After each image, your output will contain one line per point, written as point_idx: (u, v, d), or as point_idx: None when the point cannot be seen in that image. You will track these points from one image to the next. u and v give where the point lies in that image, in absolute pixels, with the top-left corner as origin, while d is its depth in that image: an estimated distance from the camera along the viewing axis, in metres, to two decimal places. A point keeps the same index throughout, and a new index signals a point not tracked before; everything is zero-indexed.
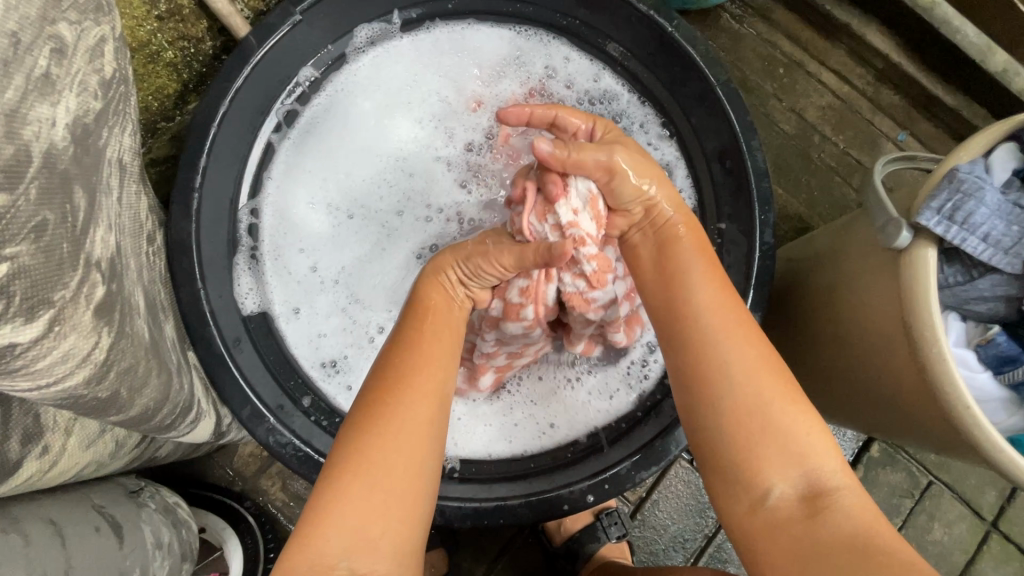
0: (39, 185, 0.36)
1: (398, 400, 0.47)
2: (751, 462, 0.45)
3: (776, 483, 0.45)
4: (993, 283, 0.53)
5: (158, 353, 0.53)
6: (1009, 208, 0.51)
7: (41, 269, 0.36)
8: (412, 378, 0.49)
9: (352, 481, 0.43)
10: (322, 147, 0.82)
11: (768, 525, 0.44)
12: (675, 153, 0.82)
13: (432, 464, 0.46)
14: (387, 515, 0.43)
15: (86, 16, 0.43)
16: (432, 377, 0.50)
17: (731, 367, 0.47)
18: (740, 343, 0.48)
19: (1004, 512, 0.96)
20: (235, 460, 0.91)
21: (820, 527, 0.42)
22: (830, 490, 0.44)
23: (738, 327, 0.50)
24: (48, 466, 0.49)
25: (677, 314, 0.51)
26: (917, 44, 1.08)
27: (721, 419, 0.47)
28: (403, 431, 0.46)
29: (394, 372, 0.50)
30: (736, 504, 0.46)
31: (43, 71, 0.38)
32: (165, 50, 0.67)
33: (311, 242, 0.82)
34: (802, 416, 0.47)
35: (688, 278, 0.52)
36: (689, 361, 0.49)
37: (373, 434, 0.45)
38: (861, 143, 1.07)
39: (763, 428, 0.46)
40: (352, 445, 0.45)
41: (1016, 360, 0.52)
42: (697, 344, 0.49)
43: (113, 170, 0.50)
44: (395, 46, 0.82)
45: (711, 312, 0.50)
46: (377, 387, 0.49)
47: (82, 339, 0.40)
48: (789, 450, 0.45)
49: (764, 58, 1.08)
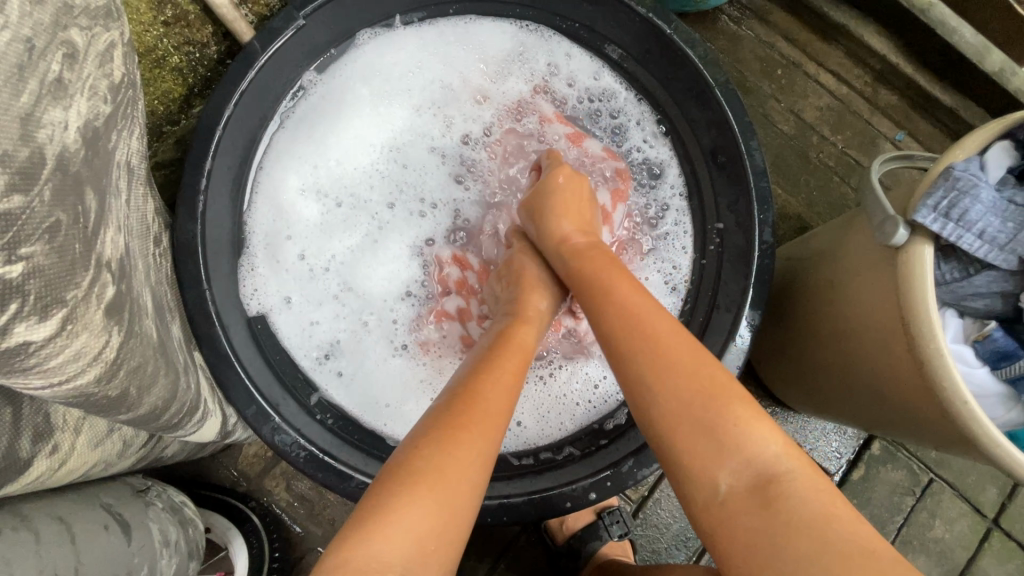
0: (52, 187, 0.37)
1: (479, 424, 0.48)
2: (693, 456, 0.46)
3: (721, 477, 0.45)
4: (989, 280, 0.54)
5: (166, 352, 0.54)
6: (1005, 205, 0.52)
7: (54, 268, 0.36)
8: (488, 400, 0.50)
9: (424, 492, 0.44)
10: (318, 134, 0.82)
11: (723, 519, 0.44)
12: (665, 147, 0.84)
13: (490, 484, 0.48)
14: (448, 528, 0.43)
15: (96, 22, 0.44)
16: (506, 402, 0.52)
17: (656, 366, 0.49)
18: (668, 342, 0.51)
19: (1005, 510, 0.96)
20: (239, 461, 0.91)
21: (775, 518, 0.42)
22: (781, 478, 0.44)
23: (664, 328, 0.52)
24: (58, 464, 0.49)
25: (603, 325, 0.54)
26: (914, 45, 1.09)
27: (657, 417, 0.48)
28: (479, 456, 0.47)
29: (475, 394, 0.51)
30: (689, 501, 0.46)
31: (56, 76, 0.39)
32: (171, 55, 0.68)
33: (301, 231, 0.82)
34: (744, 407, 0.47)
35: (612, 290, 0.56)
36: (620, 369, 0.52)
37: (453, 453, 0.46)
38: (859, 143, 1.08)
39: (698, 422, 0.46)
40: (433, 456, 0.45)
41: (1012, 356, 0.53)
42: (622, 348, 0.52)
43: (121, 173, 0.51)
44: (396, 36, 0.83)
45: (639, 316, 0.53)
46: (459, 403, 0.50)
47: (94, 338, 0.40)
48: (731, 445, 0.45)
49: (762, 59, 1.09)
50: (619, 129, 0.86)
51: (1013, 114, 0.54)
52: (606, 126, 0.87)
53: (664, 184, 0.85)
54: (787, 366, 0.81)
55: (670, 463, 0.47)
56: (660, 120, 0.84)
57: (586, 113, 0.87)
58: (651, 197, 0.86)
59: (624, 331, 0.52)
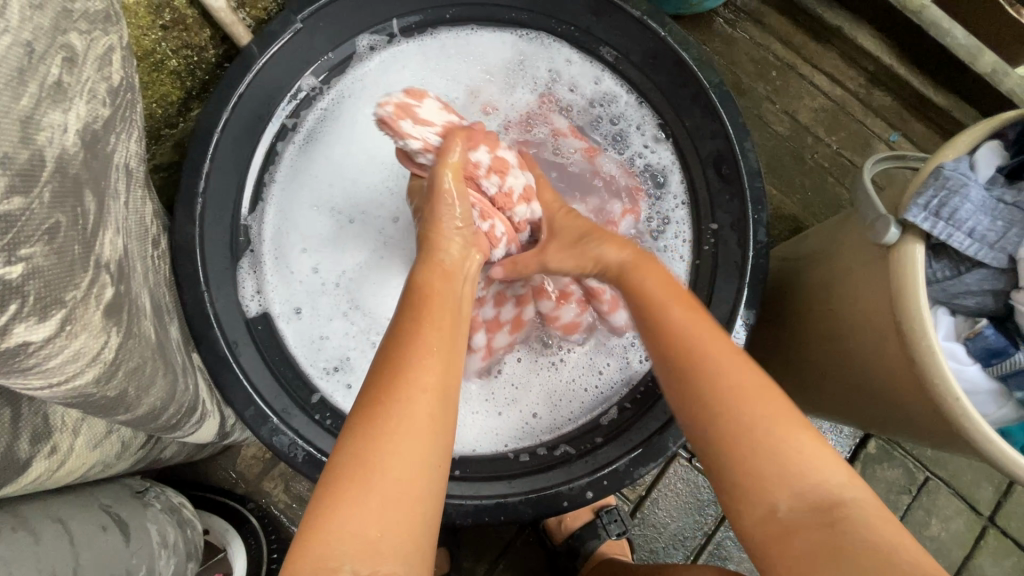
0: (51, 189, 0.37)
1: (395, 400, 0.47)
2: (756, 482, 0.46)
3: (783, 498, 0.45)
4: (980, 277, 0.54)
5: (164, 353, 0.54)
6: (993, 204, 0.53)
7: (53, 269, 0.37)
8: (407, 372, 0.49)
9: (352, 484, 0.44)
10: (330, 153, 0.84)
11: (781, 535, 0.45)
12: (669, 151, 0.83)
13: (437, 457, 0.47)
14: (394, 517, 0.44)
15: (95, 26, 0.45)
16: (430, 367, 0.50)
17: (717, 392, 0.49)
18: (733, 369, 0.50)
19: (1001, 507, 0.96)
20: (238, 463, 0.91)
21: (838, 541, 0.43)
22: (845, 502, 0.45)
23: (724, 352, 0.51)
24: (56, 465, 0.50)
25: (662, 352, 0.53)
26: (907, 46, 1.10)
27: (721, 445, 0.48)
28: (399, 434, 0.46)
29: (388, 369, 0.49)
30: (744, 521, 0.47)
31: (55, 79, 0.39)
32: (169, 58, 0.69)
33: (316, 247, 0.83)
34: (808, 435, 0.47)
35: (667, 312, 0.55)
36: (679, 395, 0.51)
37: (372, 438, 0.45)
38: (853, 144, 1.09)
39: (762, 448, 0.46)
40: (351, 449, 0.45)
41: (1004, 352, 0.54)
42: (685, 374, 0.51)
43: (120, 175, 0.51)
44: (400, 50, 0.84)
45: (697, 342, 0.52)
46: (373, 385, 0.49)
47: (93, 338, 0.41)
48: (797, 468, 0.46)
49: (758, 61, 1.10)
50: (620, 136, 0.86)
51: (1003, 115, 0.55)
52: (608, 133, 0.86)
53: (668, 195, 0.84)
54: (779, 370, 0.83)
55: (731, 487, 0.47)
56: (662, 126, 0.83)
57: (589, 120, 0.87)
58: (657, 208, 0.85)
59: (683, 356, 0.52)
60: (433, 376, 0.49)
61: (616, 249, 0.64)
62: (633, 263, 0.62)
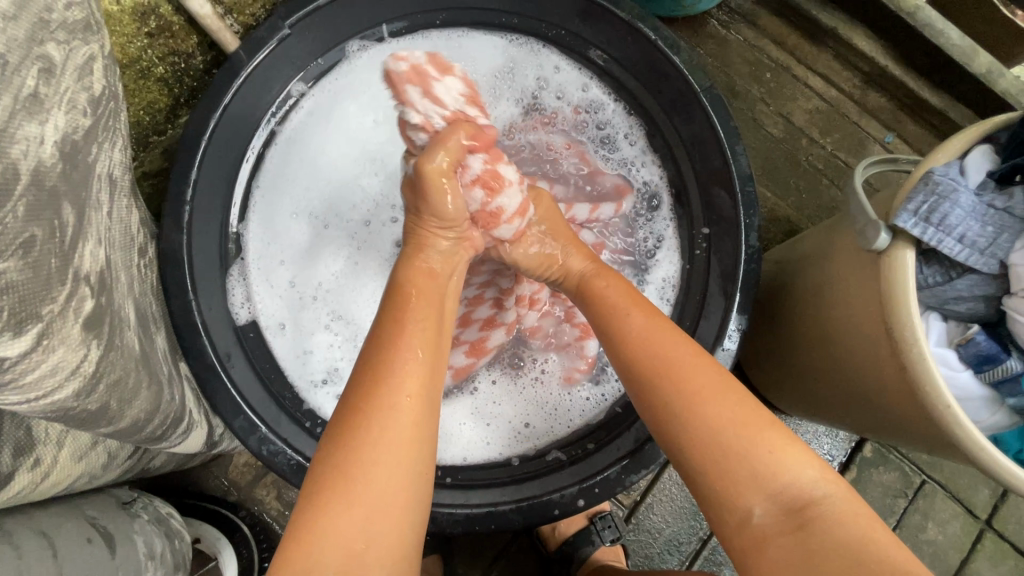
0: (26, 203, 0.37)
1: (373, 406, 0.47)
2: (727, 484, 0.46)
3: (756, 504, 0.45)
4: (971, 283, 0.54)
5: (149, 364, 0.54)
6: (984, 209, 0.52)
7: (27, 284, 0.36)
8: (388, 376, 0.48)
9: (334, 493, 0.44)
10: (307, 154, 0.83)
11: (760, 541, 0.44)
12: (655, 163, 0.84)
13: (421, 461, 0.47)
14: (376, 527, 0.43)
15: (74, 35, 0.44)
16: (411, 370, 0.49)
17: (682, 396, 0.50)
18: (697, 372, 0.51)
19: (998, 511, 0.96)
20: (230, 471, 0.91)
21: (811, 543, 0.42)
22: (817, 500, 0.44)
23: (689, 355, 0.53)
24: (40, 478, 0.49)
25: (624, 360, 0.55)
26: (902, 47, 1.09)
27: (687, 448, 0.49)
28: (379, 440, 0.45)
29: (367, 374, 0.49)
30: (723, 527, 0.47)
31: (31, 90, 0.39)
32: (155, 66, 0.68)
33: (291, 251, 0.83)
34: (775, 434, 0.47)
35: (627, 323, 0.57)
36: (645, 401, 0.52)
37: (352, 446, 0.45)
38: (848, 145, 1.08)
39: (732, 451, 0.47)
40: (331, 459, 0.45)
41: (996, 359, 0.53)
42: (647, 380, 0.52)
43: (103, 185, 0.51)
44: (391, 50, 0.83)
45: (656, 349, 0.54)
46: (352, 392, 0.48)
47: (71, 352, 0.40)
48: (765, 472, 0.45)
49: (751, 63, 1.09)
50: (607, 141, 0.87)
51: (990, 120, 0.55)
52: (594, 138, 0.87)
53: (659, 216, 0.84)
54: (774, 374, 0.82)
55: (705, 490, 0.47)
56: (647, 138, 0.84)
57: (574, 127, 0.87)
58: (648, 228, 0.86)
59: (646, 363, 0.53)
60: (415, 378, 0.49)
61: (580, 259, 0.68)
62: (594, 273, 0.65)
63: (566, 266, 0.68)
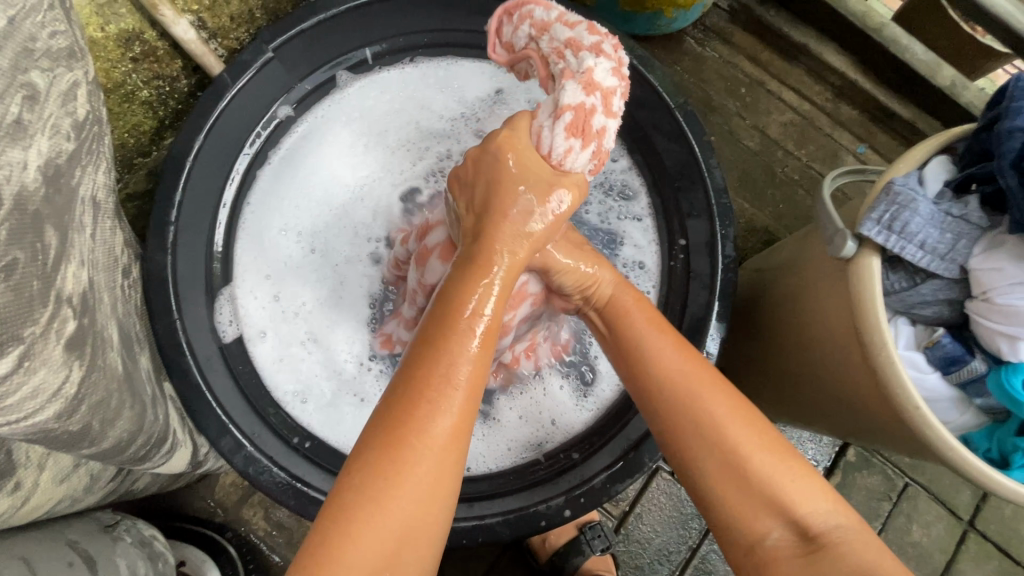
0: (9, 226, 0.37)
1: (414, 442, 0.40)
2: (744, 510, 0.46)
3: (773, 528, 0.45)
4: (934, 288, 0.56)
5: (132, 384, 0.54)
6: (942, 216, 0.54)
7: (10, 307, 0.37)
8: (437, 395, 0.42)
9: (364, 529, 0.39)
10: (297, 174, 0.84)
11: (772, 562, 0.45)
12: (638, 181, 0.85)
13: (452, 495, 0.42)
14: (400, 563, 0.39)
15: (59, 63, 0.46)
16: (457, 402, 0.42)
17: (711, 430, 0.47)
18: (723, 407, 0.48)
19: (980, 511, 0.98)
20: (216, 491, 0.90)
21: (826, 565, 0.43)
22: (828, 531, 0.45)
23: (710, 385, 0.49)
24: (19, 502, 0.49)
25: (643, 388, 0.52)
26: (869, 62, 1.14)
27: (712, 480, 0.47)
28: (416, 477, 0.40)
29: (405, 399, 0.41)
30: (736, 548, 0.47)
31: (15, 117, 0.40)
32: (140, 89, 0.70)
33: (279, 269, 0.83)
34: (791, 463, 0.47)
35: (657, 348, 0.52)
36: (666, 426, 0.50)
37: (384, 482, 0.39)
38: (822, 156, 1.12)
39: (752, 480, 0.46)
40: (357, 490, 0.40)
41: (961, 360, 0.55)
42: (670, 415, 0.49)
43: (86, 208, 0.52)
44: (378, 76, 0.85)
45: (684, 378, 0.50)
46: (387, 417, 0.41)
47: (53, 373, 0.41)
48: (782, 500, 0.45)
49: (727, 78, 1.13)
50: None
51: (930, 138, 0.59)
52: None
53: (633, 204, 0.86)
54: (759, 385, 0.83)
55: (717, 515, 0.47)
56: (630, 155, 0.85)
57: None
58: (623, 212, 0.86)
59: (673, 392, 0.49)
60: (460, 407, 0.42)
61: (609, 270, 0.59)
62: (622, 287, 0.58)
63: (591, 277, 0.58)
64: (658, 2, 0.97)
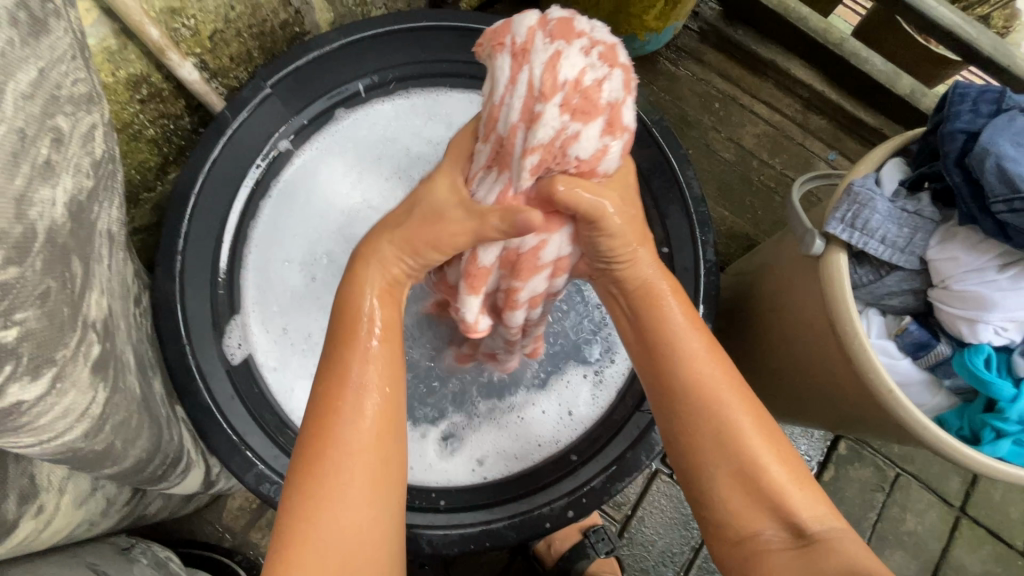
0: (43, 258, 0.40)
1: (332, 446, 0.44)
2: (742, 512, 0.48)
3: (767, 527, 0.48)
4: (898, 279, 0.60)
5: (149, 406, 0.57)
6: (900, 213, 0.59)
7: (45, 330, 0.40)
8: (344, 411, 0.45)
9: (317, 533, 0.42)
10: (297, 206, 0.88)
11: (764, 556, 0.48)
12: None
13: (389, 494, 0.46)
14: (352, 562, 0.42)
15: (80, 107, 0.49)
16: (372, 404, 0.46)
17: (724, 435, 0.49)
18: (738, 407, 0.50)
19: (970, 497, 1.01)
20: (224, 516, 0.92)
21: (817, 561, 0.45)
22: (827, 533, 0.47)
23: (730, 391, 0.51)
24: (42, 525, 0.50)
25: (664, 386, 0.53)
26: (834, 75, 1.21)
27: (721, 483, 0.49)
28: (347, 478, 0.44)
29: (324, 406, 0.46)
30: (725, 545, 0.50)
31: (45, 159, 0.43)
32: (147, 128, 0.74)
33: (286, 300, 0.86)
34: (792, 467, 0.50)
35: (685, 344, 0.53)
36: (683, 429, 0.51)
37: (322, 486, 0.43)
38: (796, 164, 1.18)
39: (760, 484, 0.48)
40: (298, 498, 0.43)
41: (928, 345, 0.59)
42: (684, 417, 0.51)
43: (103, 240, 0.55)
44: (371, 107, 0.90)
45: (710, 381, 0.51)
46: (312, 427, 0.45)
47: (81, 394, 0.43)
48: (774, 504, 0.48)
49: (701, 95, 1.19)
50: None
51: (881, 144, 0.64)
52: None
53: None
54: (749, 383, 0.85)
55: (716, 513, 0.50)
56: None
57: None
58: None
59: (694, 398, 0.51)
60: (376, 412, 0.46)
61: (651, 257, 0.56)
62: (661, 278, 0.56)
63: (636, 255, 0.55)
64: (631, 27, 1.04)
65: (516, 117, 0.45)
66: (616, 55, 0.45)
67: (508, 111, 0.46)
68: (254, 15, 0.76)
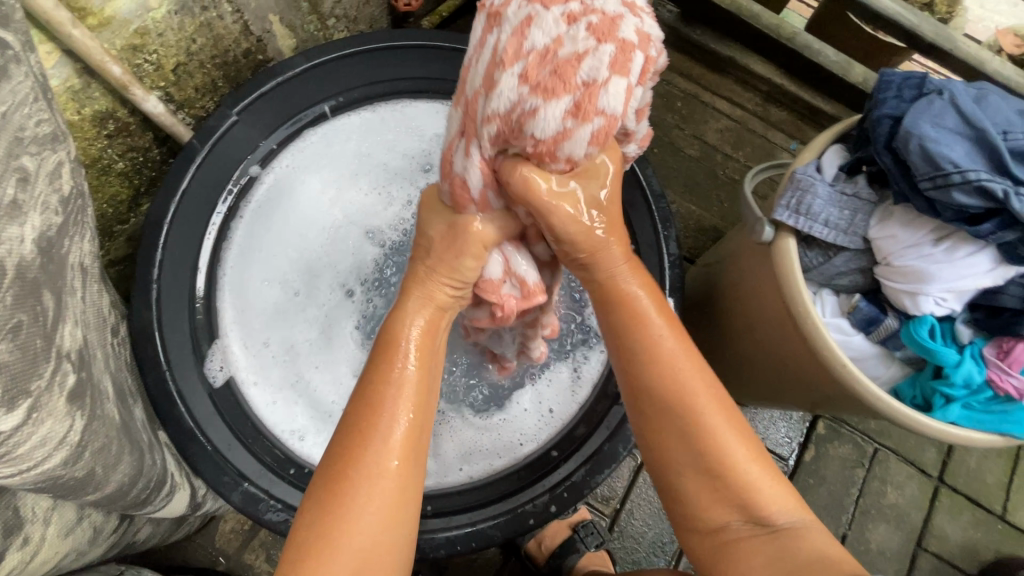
0: (14, 293, 0.42)
1: (358, 473, 0.46)
2: (705, 504, 0.51)
3: (733, 516, 0.50)
4: (845, 260, 0.63)
5: (129, 432, 0.58)
6: (839, 196, 0.62)
7: (18, 363, 0.41)
8: (373, 437, 0.48)
9: (332, 557, 0.44)
10: (271, 226, 0.88)
11: (727, 543, 0.51)
12: None
13: (406, 520, 0.47)
14: None
15: (45, 146, 0.51)
16: (399, 432, 0.48)
17: (693, 434, 0.51)
18: (709, 406, 0.51)
19: (947, 466, 1.04)
20: (217, 539, 0.92)
21: (781, 547, 0.48)
22: (791, 522, 0.50)
23: (702, 389, 0.52)
24: (29, 556, 0.51)
25: (637, 388, 0.54)
26: (788, 68, 1.25)
27: (689, 476, 0.52)
28: (366, 504, 0.46)
29: (354, 434, 0.48)
30: (696, 532, 0.53)
31: (11, 198, 0.45)
32: (116, 162, 0.76)
33: (264, 317, 0.86)
34: (757, 458, 0.51)
35: (658, 345, 0.53)
36: (655, 428, 0.53)
37: (342, 513, 0.45)
38: (758, 155, 1.22)
39: (727, 477, 0.50)
40: (319, 521, 0.45)
41: (878, 320, 0.62)
42: (657, 418, 0.53)
43: (76, 274, 0.56)
44: (339, 124, 0.90)
45: (685, 382, 0.52)
46: (339, 452, 0.48)
47: (59, 423, 0.45)
48: (740, 496, 0.50)
49: (662, 95, 1.24)
50: None
51: (823, 133, 0.68)
52: None
53: None
54: (721, 371, 0.88)
55: (686, 505, 0.52)
56: None
57: None
58: None
59: (667, 399, 0.52)
60: (403, 439, 0.48)
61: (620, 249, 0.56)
62: (627, 274, 0.56)
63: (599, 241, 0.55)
64: None
65: (479, 82, 0.49)
66: (609, 29, 0.45)
67: (476, 75, 0.50)
68: (217, 46, 0.78)
